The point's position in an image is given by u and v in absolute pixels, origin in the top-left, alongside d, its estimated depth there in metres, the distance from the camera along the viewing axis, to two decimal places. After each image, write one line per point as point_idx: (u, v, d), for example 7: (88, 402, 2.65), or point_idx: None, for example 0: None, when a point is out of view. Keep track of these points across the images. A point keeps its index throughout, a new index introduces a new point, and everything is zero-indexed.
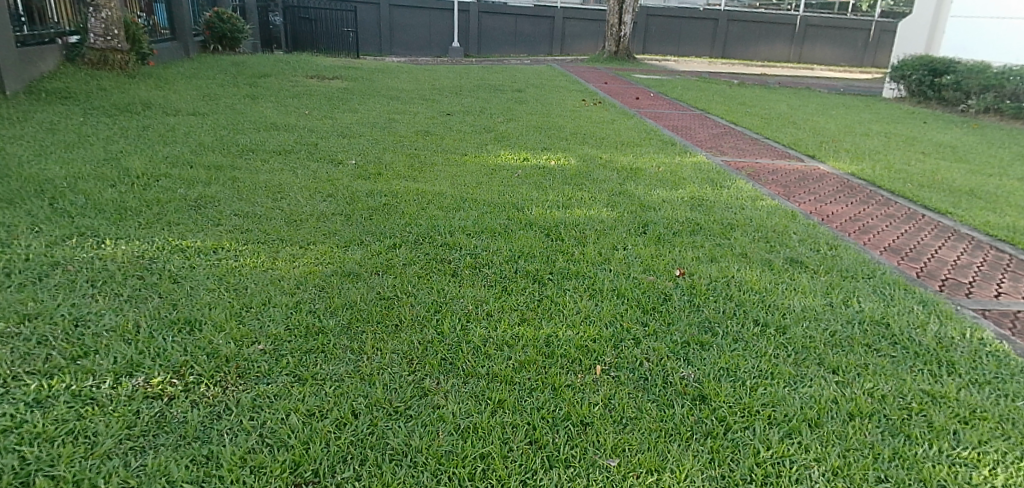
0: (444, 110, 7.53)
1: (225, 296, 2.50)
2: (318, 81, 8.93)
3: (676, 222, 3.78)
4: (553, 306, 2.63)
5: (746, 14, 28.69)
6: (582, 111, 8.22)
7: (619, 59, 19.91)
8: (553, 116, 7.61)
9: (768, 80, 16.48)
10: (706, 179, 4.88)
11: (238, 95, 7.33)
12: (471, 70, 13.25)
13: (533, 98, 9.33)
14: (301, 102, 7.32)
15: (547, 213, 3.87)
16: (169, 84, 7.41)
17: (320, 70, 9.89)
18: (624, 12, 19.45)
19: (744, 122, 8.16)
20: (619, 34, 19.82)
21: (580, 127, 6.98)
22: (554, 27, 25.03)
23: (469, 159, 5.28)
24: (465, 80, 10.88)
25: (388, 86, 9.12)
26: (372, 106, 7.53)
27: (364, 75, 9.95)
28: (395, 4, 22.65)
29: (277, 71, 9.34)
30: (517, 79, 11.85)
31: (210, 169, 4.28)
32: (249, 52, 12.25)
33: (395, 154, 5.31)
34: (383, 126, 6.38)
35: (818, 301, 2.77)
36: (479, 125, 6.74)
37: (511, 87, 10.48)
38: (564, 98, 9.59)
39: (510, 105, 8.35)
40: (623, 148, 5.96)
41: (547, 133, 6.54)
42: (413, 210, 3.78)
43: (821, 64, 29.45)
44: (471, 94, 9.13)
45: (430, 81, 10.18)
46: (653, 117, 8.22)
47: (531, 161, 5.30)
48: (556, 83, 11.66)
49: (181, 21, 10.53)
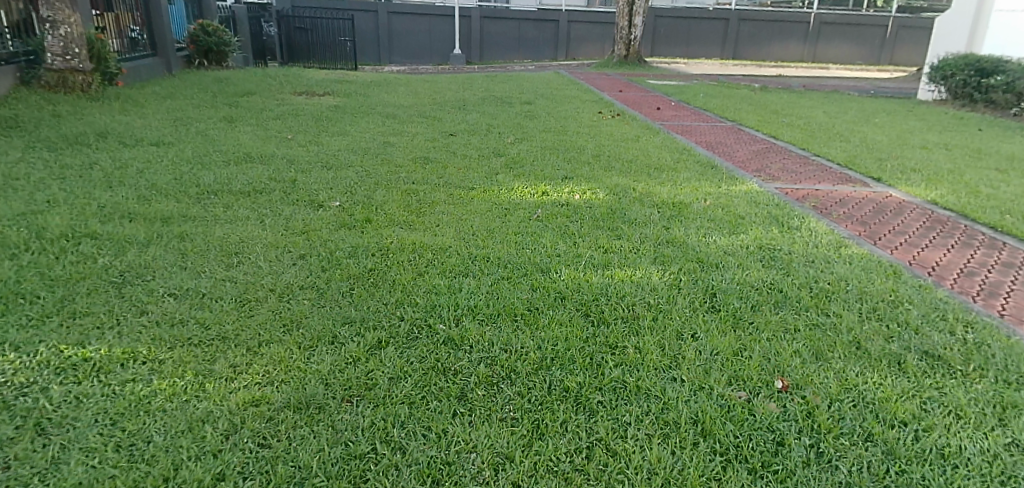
0: (447, 130, 6.67)
1: (110, 467, 1.65)
2: (307, 98, 8.11)
3: (751, 287, 2.88)
4: (610, 461, 1.75)
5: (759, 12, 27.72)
6: (601, 127, 7.35)
7: (629, 63, 19.00)
8: (569, 134, 6.73)
9: (791, 83, 15.53)
10: (767, 216, 3.97)
11: (213, 118, 6.52)
12: (475, 80, 12.40)
13: (545, 111, 8.47)
14: (285, 125, 6.50)
15: (581, 276, 2.97)
16: (138, 106, 6.62)
17: (310, 85, 9.07)
18: (634, 14, 18.56)
19: (784, 134, 7.25)
20: (630, 37, 18.92)
21: (601, 147, 6.11)
22: (559, 31, 24.19)
23: (476, 195, 4.40)
24: (469, 93, 10.03)
25: (384, 102, 8.29)
26: (365, 127, 6.69)
27: (360, 90, 9.12)
28: (394, 11, 21.87)
29: (264, 88, 8.53)
30: (525, 90, 11.00)
31: (155, 221, 3.46)
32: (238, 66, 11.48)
33: (388, 191, 4.43)
34: (375, 153, 5.53)
35: (1000, 441, 1.86)
36: (486, 148, 5.87)
37: (520, 99, 9.63)
38: (579, 111, 8.73)
39: (520, 120, 7.48)
40: (657, 174, 5.07)
41: (565, 156, 5.66)
42: (406, 278, 2.90)
43: (837, 64, 28.41)
44: (477, 109, 8.27)
45: (432, 95, 9.34)
46: (682, 131, 7.33)
47: (551, 195, 4.42)
48: (567, 93, 10.80)
49: (161, 36, 9.79)
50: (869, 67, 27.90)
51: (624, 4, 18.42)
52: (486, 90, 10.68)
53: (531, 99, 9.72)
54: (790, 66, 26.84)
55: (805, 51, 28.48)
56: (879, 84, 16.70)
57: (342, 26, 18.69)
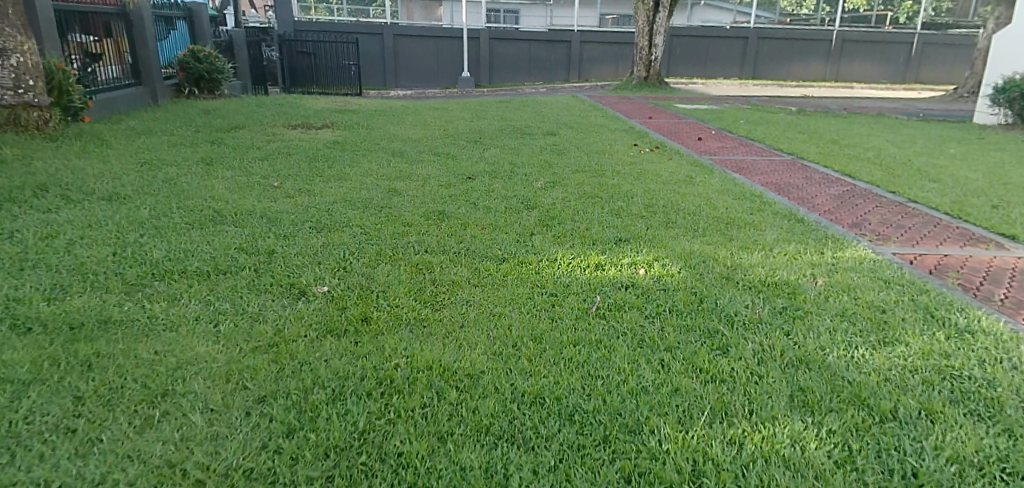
0: (463, 171, 5.66)
1: None
2: (302, 132, 7.15)
3: (974, 473, 1.80)
4: None
5: (778, 30, 26.72)
6: (641, 164, 6.29)
7: (650, 85, 17.97)
8: (606, 175, 5.68)
9: (829, 105, 14.41)
10: (914, 309, 2.87)
11: (189, 160, 5.57)
12: (489, 106, 11.45)
13: (572, 143, 7.47)
14: (272, 168, 5.52)
15: (696, 445, 1.88)
16: (104, 148, 5.71)
17: (307, 116, 8.14)
18: (654, 33, 17.52)
19: (857, 171, 6.17)
20: (650, 57, 17.84)
21: (650, 193, 5.06)
22: (572, 52, 23.33)
23: (509, 271, 3.34)
24: (484, 122, 9.05)
25: (390, 136, 7.30)
26: (366, 168, 5.69)
27: (364, 122, 8.15)
28: (400, 34, 21.10)
29: (255, 121, 7.59)
30: (545, 118, 10.02)
31: (60, 334, 2.45)
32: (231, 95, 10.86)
33: (394, 266, 3.38)
34: (376, 206, 4.50)
35: None
36: (510, 197, 4.82)
37: (541, 128, 8.62)
38: (609, 141, 7.72)
39: (545, 157, 6.45)
40: (732, 235, 4.00)
41: (609, 207, 4.59)
42: (420, 454, 1.82)
43: (862, 82, 27.26)
44: (494, 143, 7.24)
45: (442, 126, 8.35)
46: (738, 167, 6.26)
47: (608, 269, 3.35)
48: (591, 120, 9.81)
49: (145, 63, 9.20)
50: (895, 86, 26.75)
51: (643, 23, 17.42)
52: (503, 118, 9.68)
53: (553, 128, 8.73)
54: (814, 85, 25.74)
55: (827, 70, 27.39)
56: (921, 106, 15.51)
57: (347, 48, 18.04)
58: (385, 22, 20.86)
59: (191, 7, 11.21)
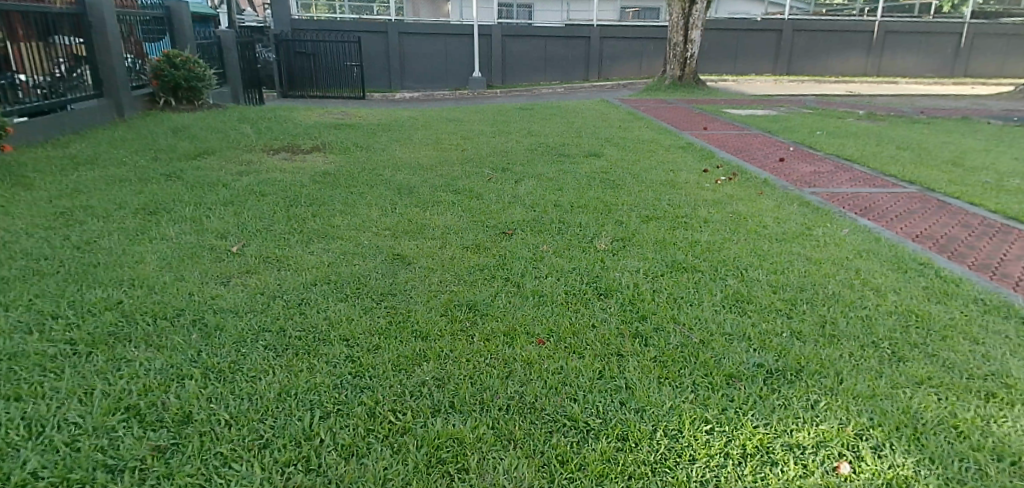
0: (492, 221, 4.20)
1: None
2: (286, 160, 5.73)
3: None
4: None
5: (815, 21, 24.57)
6: (724, 201, 4.77)
7: (686, 86, 15.44)
8: (685, 222, 4.18)
9: (898, 108, 12.67)
10: None
11: (127, 207, 4.21)
12: (512, 115, 9.97)
13: (621, 168, 5.99)
14: (237, 220, 4.12)
15: None
16: (20, 193, 4.34)
17: (297, 136, 6.76)
18: (690, 27, 15.08)
19: (1018, 210, 4.60)
20: (685, 54, 15.34)
21: (761, 255, 3.57)
22: (591, 49, 21.70)
23: (604, 468, 1.84)
24: (509, 138, 7.59)
25: (396, 164, 5.87)
26: (360, 218, 4.25)
27: (366, 142, 6.74)
28: (407, 32, 19.58)
29: (230, 146, 6.21)
30: (581, 129, 8.52)
31: None
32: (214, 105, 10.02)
33: (396, 457, 1.87)
34: (371, 296, 3.02)
35: None
36: (567, 272, 3.32)
37: (579, 145, 7.11)
38: (666, 163, 6.22)
39: (595, 193, 4.96)
40: (939, 356, 2.49)
41: (719, 292, 3.06)
42: None
43: (905, 77, 25.30)
44: (525, 169, 5.76)
45: (459, 146, 6.89)
46: (856, 208, 4.71)
47: (787, 461, 1.86)
48: (633, 131, 8.30)
49: (108, 71, 8.01)
50: (942, 81, 24.78)
51: (677, 16, 15.02)
52: (529, 131, 8.18)
53: (593, 144, 7.22)
54: (854, 81, 23.83)
55: (868, 64, 25.27)
56: (995, 105, 13.73)
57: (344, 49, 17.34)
58: (389, 19, 19.35)
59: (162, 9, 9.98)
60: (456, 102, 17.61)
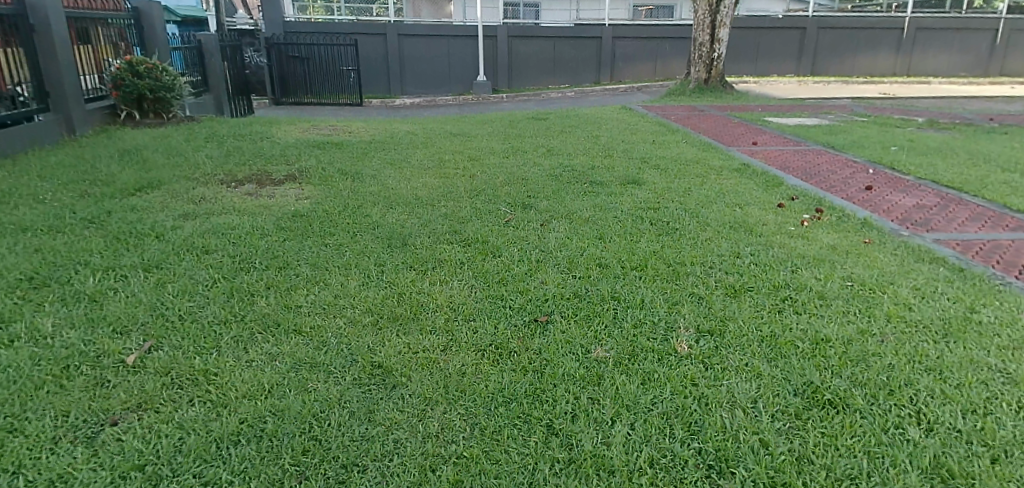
0: (515, 298, 2.98)
1: None
2: (247, 201, 4.55)
3: None
4: None
5: (841, 18, 23.07)
6: (826, 256, 3.53)
7: (712, 90, 13.69)
8: (790, 298, 2.93)
9: (961, 113, 11.27)
10: None
11: (4, 277, 3.05)
12: (525, 128, 8.79)
13: (668, 200, 4.78)
14: (154, 300, 2.93)
15: None
16: None
17: (270, 166, 5.62)
18: (718, 25, 13.44)
19: None
20: (712, 55, 13.61)
21: (935, 368, 2.31)
22: (602, 49, 20.46)
23: None
24: (524, 157, 6.39)
25: (387, 203, 4.68)
26: (327, 294, 3.03)
27: (353, 171, 5.55)
28: (405, 34, 18.35)
29: (183, 179, 5.05)
30: (609, 142, 7.28)
31: None
32: (186, 115, 9.26)
33: None
34: (324, 474, 1.79)
35: None
36: (641, 409, 2.06)
37: (612, 168, 5.88)
38: (723, 193, 5.02)
39: (647, 245, 3.72)
40: None
41: (911, 469, 1.80)
42: None
43: (937, 76, 23.79)
44: (551, 206, 4.56)
45: (466, 172, 5.69)
46: (1011, 265, 3.43)
47: None
48: (670, 145, 7.09)
49: (55, 82, 7.06)
50: (977, 80, 23.28)
51: (702, 13, 13.39)
52: (549, 147, 6.94)
53: (629, 166, 5.99)
54: (884, 81, 22.38)
55: (897, 63, 23.80)
56: None
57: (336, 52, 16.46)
58: (389, 20, 18.16)
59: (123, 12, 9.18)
60: (460, 109, 16.46)
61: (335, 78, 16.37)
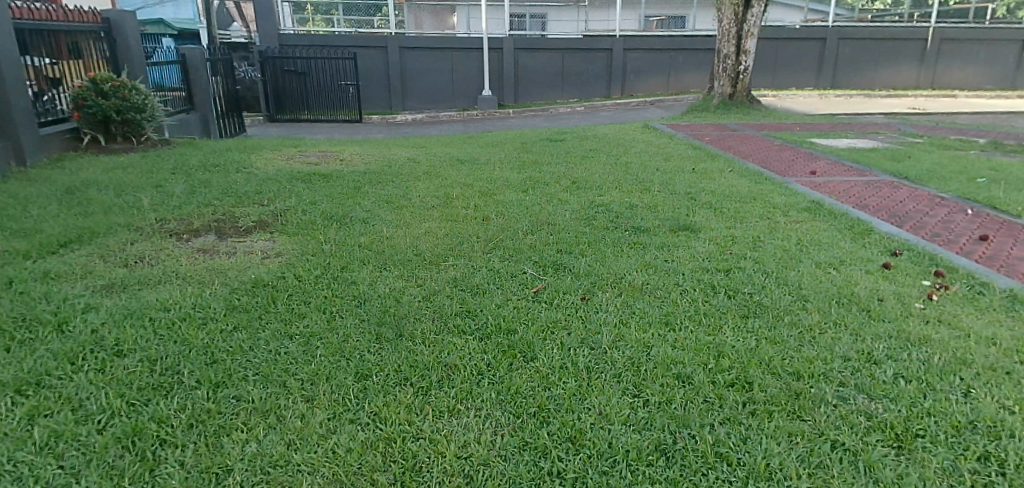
0: (565, 455, 1.93)
1: None
2: (197, 262, 3.53)
3: None
4: None
5: (862, 28, 21.89)
6: (998, 360, 2.46)
7: (738, 106, 12.62)
8: (995, 460, 1.87)
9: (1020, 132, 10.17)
10: None
11: None
12: (541, 151, 7.78)
13: (737, 257, 3.75)
14: (1, 457, 1.90)
15: None
16: None
17: (238, 209, 4.63)
18: (743, 36, 12.38)
19: None
20: (738, 68, 12.56)
21: None
22: (613, 62, 19.53)
23: None
24: (544, 193, 5.38)
25: (378, 264, 3.65)
26: (275, 443, 2.00)
27: (340, 216, 4.54)
28: (407, 46, 17.43)
29: (126, 228, 4.06)
30: (642, 170, 6.25)
31: None
32: (160, 138, 8.34)
33: None
34: None
35: None
36: None
37: (654, 207, 4.84)
38: (802, 244, 3.97)
39: (735, 336, 2.67)
40: None
41: None
42: None
43: (963, 89, 22.72)
44: (588, 267, 3.53)
45: (478, 217, 4.68)
46: None
47: None
48: (712, 174, 6.08)
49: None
50: (1006, 93, 22.20)
51: (728, 22, 12.32)
52: (573, 178, 5.92)
53: (675, 203, 4.96)
54: (909, 94, 21.31)
55: (920, 76, 22.63)
56: None
57: (334, 66, 15.51)
58: (390, 33, 17.23)
59: (90, 22, 8.29)
60: (464, 125, 15.50)
61: (335, 94, 15.60)
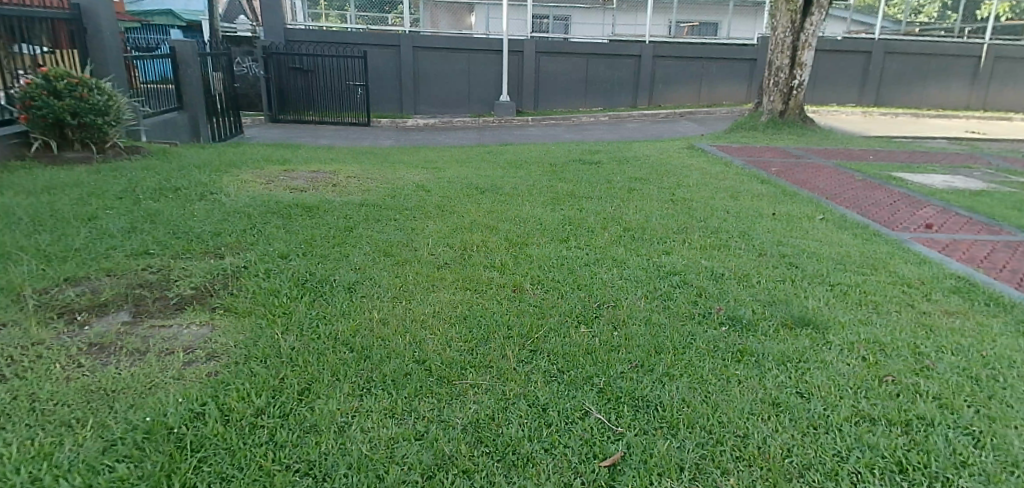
0: None
1: None
2: (74, 377, 2.28)
3: None
4: None
5: (909, 42, 20.40)
6: None
7: (790, 125, 11.27)
8: None
9: None
10: None
11: None
12: (576, 177, 6.51)
13: (904, 390, 2.44)
14: None
15: None
16: None
17: (180, 263, 3.41)
18: (798, 47, 11.02)
19: None
20: (791, 82, 11.20)
21: None
22: (642, 70, 18.21)
23: None
24: (589, 247, 4.12)
25: (357, 381, 2.39)
26: None
27: (315, 283, 3.28)
28: (421, 46, 16.20)
29: (2, 296, 2.85)
30: (710, 214, 4.96)
31: None
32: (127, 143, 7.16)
33: None
34: None
35: None
36: None
37: (745, 278, 3.55)
38: (991, 366, 2.65)
39: None
40: None
41: None
42: None
43: (1017, 111, 21.11)
44: (685, 408, 2.24)
45: (506, 287, 3.42)
46: None
47: None
48: (799, 223, 4.80)
49: None
50: None
51: (782, 31, 10.98)
52: (624, 223, 4.66)
53: (772, 272, 3.67)
54: (959, 115, 19.78)
55: (971, 97, 21.10)
56: None
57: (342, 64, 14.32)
58: (404, 31, 16.03)
59: (53, 8, 7.11)
60: (479, 133, 14.22)
61: (342, 94, 14.45)
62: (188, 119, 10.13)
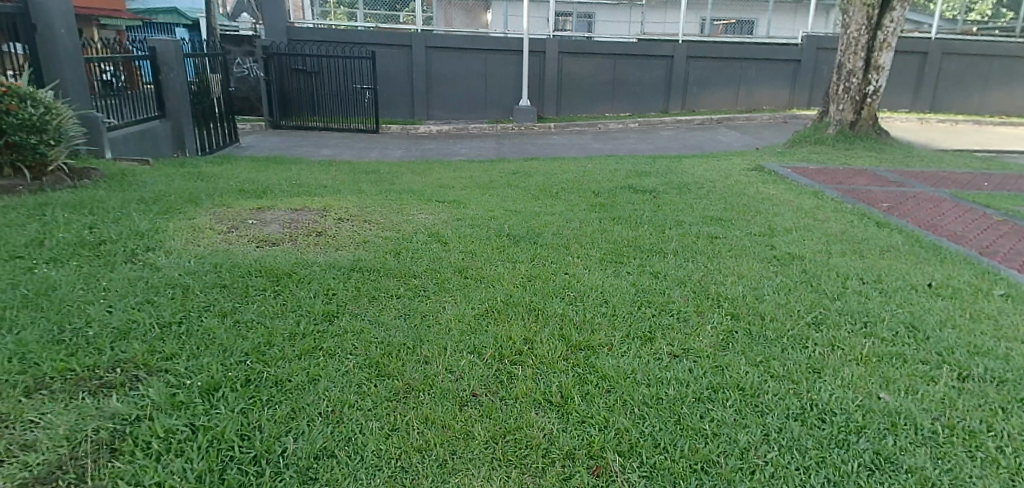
0: None
1: None
2: None
3: None
4: None
5: (968, 43, 18.64)
6: None
7: (862, 138, 9.72)
8: None
9: None
10: None
11: None
12: (634, 215, 5.05)
13: None
14: None
15: None
16: None
17: (34, 412, 2.05)
18: (873, 48, 9.46)
19: None
20: (863, 89, 9.64)
21: None
22: (676, 72, 16.67)
23: None
24: (689, 357, 2.69)
25: None
26: None
27: (249, 466, 1.91)
28: (435, 45, 14.82)
29: None
30: (842, 287, 3.50)
31: None
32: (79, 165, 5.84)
33: None
34: None
35: None
36: None
37: (976, 446, 2.13)
38: None
39: None
40: None
41: None
42: None
43: None
44: None
45: (578, 466, 2.00)
46: None
47: None
48: (976, 305, 3.32)
49: None
50: None
51: (853, 30, 9.43)
52: (726, 306, 3.21)
53: (1012, 430, 2.23)
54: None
55: None
56: None
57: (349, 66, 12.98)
58: (416, 30, 14.67)
59: None
60: (498, 142, 12.84)
61: (349, 98, 13.13)
62: (171, 129, 8.75)
